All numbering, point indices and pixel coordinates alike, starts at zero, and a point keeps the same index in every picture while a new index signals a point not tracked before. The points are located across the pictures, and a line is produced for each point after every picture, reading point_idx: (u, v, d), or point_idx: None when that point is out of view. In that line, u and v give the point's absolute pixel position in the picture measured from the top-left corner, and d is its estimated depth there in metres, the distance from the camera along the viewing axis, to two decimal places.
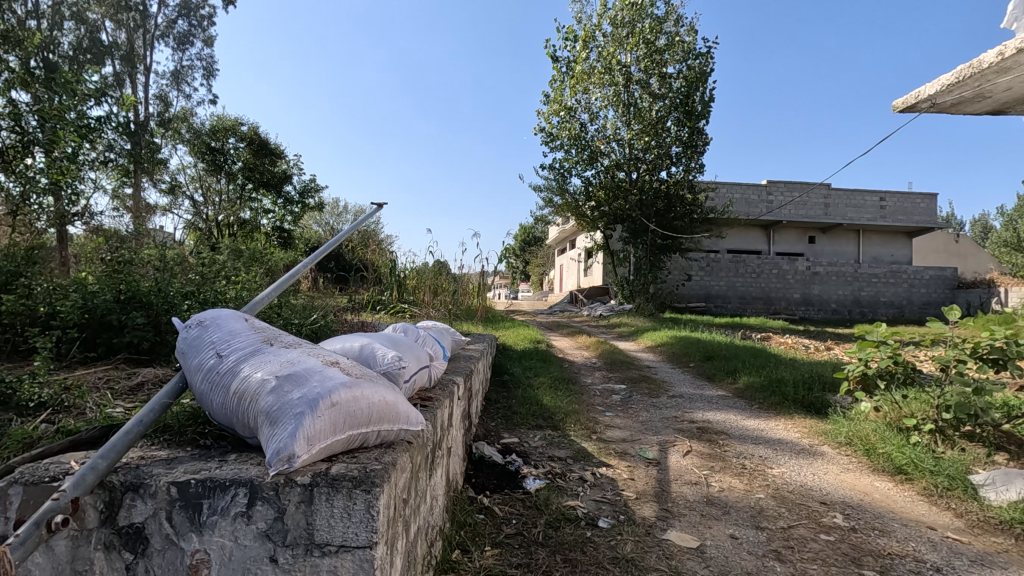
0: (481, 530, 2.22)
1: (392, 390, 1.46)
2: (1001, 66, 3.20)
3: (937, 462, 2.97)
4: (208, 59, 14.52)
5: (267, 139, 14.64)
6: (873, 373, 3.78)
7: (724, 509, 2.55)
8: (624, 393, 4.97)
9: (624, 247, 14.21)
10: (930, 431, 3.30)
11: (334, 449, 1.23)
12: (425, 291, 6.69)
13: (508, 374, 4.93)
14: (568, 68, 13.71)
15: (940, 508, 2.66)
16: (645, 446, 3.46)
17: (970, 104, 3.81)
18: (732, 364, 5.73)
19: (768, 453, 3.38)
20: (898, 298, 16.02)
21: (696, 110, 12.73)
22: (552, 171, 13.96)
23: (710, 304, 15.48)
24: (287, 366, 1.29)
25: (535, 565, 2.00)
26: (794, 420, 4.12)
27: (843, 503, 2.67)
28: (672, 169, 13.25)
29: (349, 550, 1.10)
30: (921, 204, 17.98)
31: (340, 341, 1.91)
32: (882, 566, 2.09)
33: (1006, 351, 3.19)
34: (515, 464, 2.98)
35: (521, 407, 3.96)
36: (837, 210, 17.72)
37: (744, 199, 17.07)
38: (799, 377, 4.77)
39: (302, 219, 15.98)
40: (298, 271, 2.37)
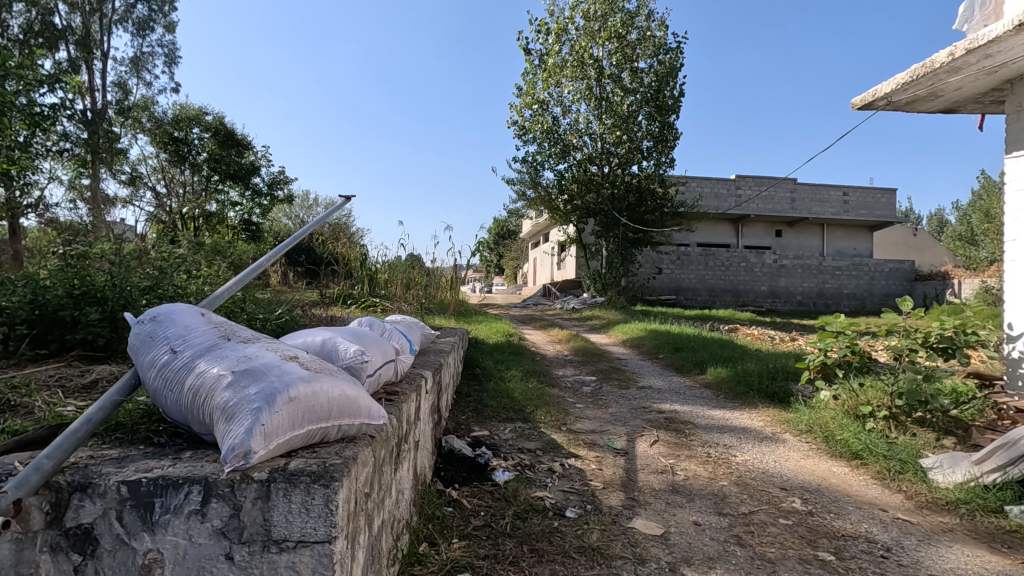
0: (449, 523, 2.23)
1: (354, 384, 1.45)
2: (951, 67, 3.33)
3: (891, 448, 3.09)
4: (171, 45, 13.99)
5: (233, 130, 14.25)
6: (833, 363, 3.93)
7: (689, 497, 2.61)
8: (595, 385, 5.03)
9: (597, 241, 14.38)
10: (884, 417, 3.42)
11: (293, 445, 1.21)
12: (398, 285, 6.63)
13: (480, 367, 4.95)
14: (541, 61, 13.70)
15: (891, 490, 2.77)
16: (613, 436, 3.51)
17: (923, 103, 3.96)
18: (700, 355, 5.86)
19: (732, 441, 3.47)
20: (860, 290, 16.57)
21: (667, 104, 12.89)
22: (525, 164, 13.97)
23: (681, 297, 15.75)
24: (244, 362, 1.26)
25: (502, 556, 2.01)
26: (759, 409, 4.23)
27: (801, 488, 2.76)
28: (644, 164, 13.37)
29: (307, 546, 1.10)
30: (882, 199, 18.54)
31: (302, 335, 1.87)
32: (835, 547, 2.17)
33: (955, 340, 3.38)
34: (484, 457, 2.99)
35: (492, 400, 3.98)
36: (803, 204, 18.17)
37: (714, 194, 17.37)
38: (763, 367, 4.91)
39: (271, 212, 15.68)
40: (265, 264, 2.32)
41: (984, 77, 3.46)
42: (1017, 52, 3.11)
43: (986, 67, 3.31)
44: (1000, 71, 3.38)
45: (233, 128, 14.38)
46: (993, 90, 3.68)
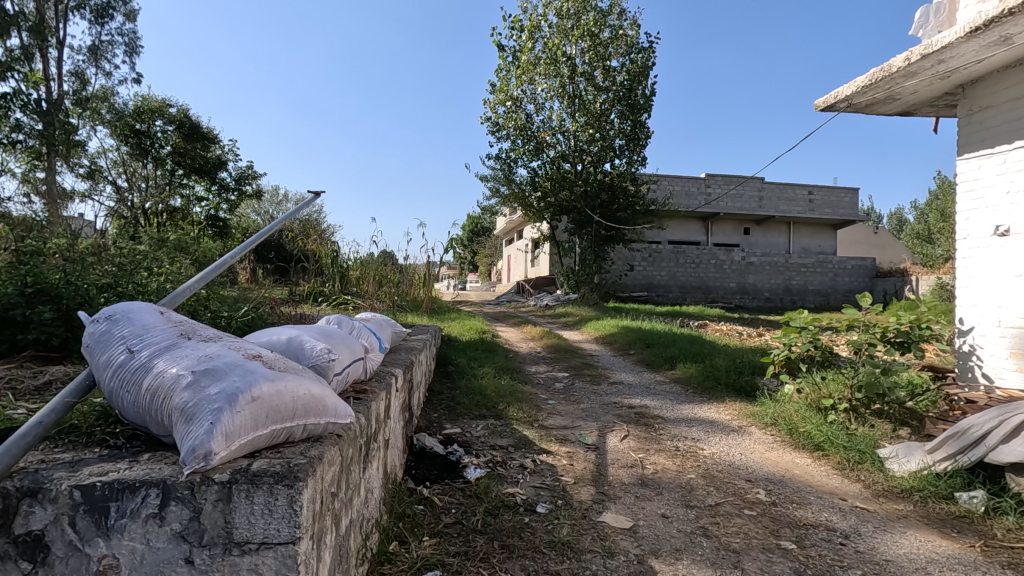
0: (420, 521, 2.22)
1: (320, 382, 1.43)
2: (908, 71, 3.45)
3: (851, 439, 3.20)
4: (131, 34, 13.49)
5: (198, 123, 13.87)
6: (796, 357, 4.05)
7: (657, 490, 2.65)
8: (567, 381, 5.07)
9: (570, 239, 14.47)
10: (844, 409, 3.53)
11: (256, 445, 1.19)
12: (370, 282, 6.56)
13: (452, 365, 4.94)
14: (514, 58, 13.68)
15: (850, 480, 2.87)
16: (585, 432, 3.54)
17: (881, 105, 4.09)
18: (671, 351, 5.96)
19: (700, 435, 3.54)
20: (824, 286, 17.10)
21: (639, 103, 13.03)
22: (498, 161, 13.95)
23: (652, 294, 15.97)
24: (205, 361, 1.23)
25: (472, 553, 2.02)
26: (726, 403, 4.33)
27: (766, 479, 2.84)
28: (616, 162, 13.50)
29: (271, 547, 1.08)
30: (845, 199, 19.13)
31: (267, 333, 1.84)
32: (797, 536, 2.23)
33: (911, 334, 3.54)
34: (456, 454, 2.98)
35: (464, 398, 3.98)
36: (770, 203, 18.62)
37: (685, 192, 17.65)
38: (731, 363, 5.03)
39: (239, 207, 15.39)
40: (230, 260, 2.27)
41: (938, 82, 3.60)
42: (969, 57, 3.24)
43: (939, 72, 3.45)
44: (952, 76, 3.52)
45: (199, 121, 13.99)
46: (946, 94, 3.83)
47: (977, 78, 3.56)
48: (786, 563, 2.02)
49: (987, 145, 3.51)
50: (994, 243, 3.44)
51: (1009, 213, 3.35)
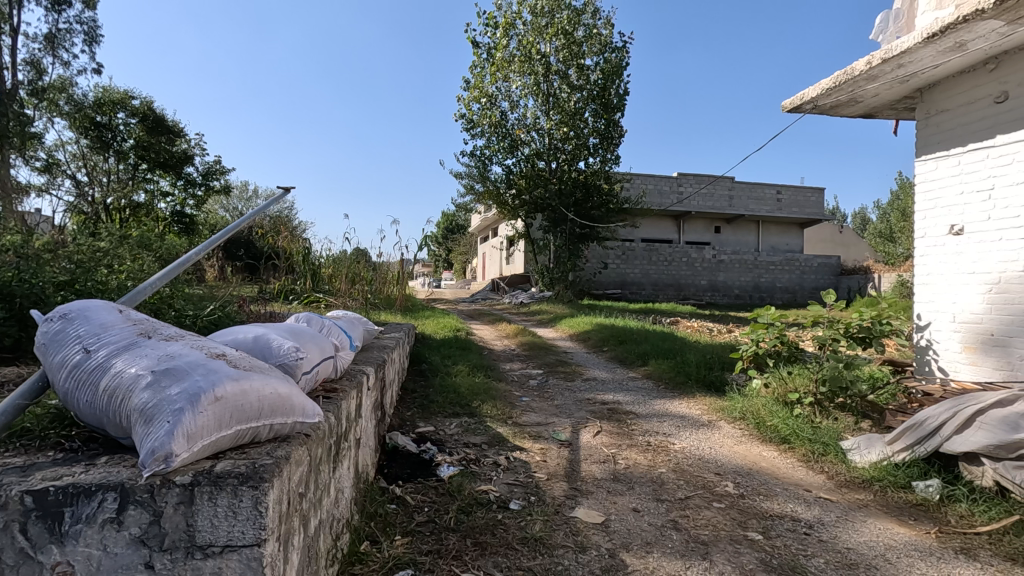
0: (392, 520, 2.20)
1: (287, 382, 1.40)
2: (869, 74, 3.55)
3: (815, 432, 3.29)
4: (90, 23, 13.00)
5: (163, 116, 13.46)
6: (763, 353, 4.15)
7: (629, 484, 2.68)
8: (541, 378, 5.09)
9: (545, 236, 14.53)
10: (809, 403, 3.62)
11: (220, 446, 1.17)
12: (342, 280, 6.47)
13: (426, 363, 4.92)
14: (488, 55, 13.64)
15: (815, 471, 2.95)
16: (558, 428, 3.56)
17: (845, 107, 4.21)
18: (643, 348, 6.04)
19: (671, 429, 3.60)
20: (791, 284, 17.53)
21: (613, 102, 13.13)
22: (473, 158, 13.90)
23: (626, 291, 16.15)
24: (166, 361, 1.20)
25: (445, 551, 2.01)
26: (697, 398, 4.41)
27: (734, 472, 2.90)
28: (590, 160, 13.59)
29: (235, 550, 1.06)
30: (812, 198, 19.66)
31: (233, 331, 1.79)
32: (763, 527, 2.29)
33: (871, 329, 3.67)
34: (429, 453, 2.97)
35: (438, 396, 3.96)
36: (740, 202, 19.01)
37: (657, 190, 17.89)
38: (702, 359, 5.12)
39: (206, 202, 15.06)
40: (195, 256, 2.20)
41: (897, 86, 3.72)
42: (926, 62, 3.36)
43: (899, 76, 3.56)
44: (911, 80, 3.65)
45: (163, 114, 13.57)
46: (905, 97, 3.96)
47: (934, 82, 3.69)
48: (753, 553, 2.06)
49: (943, 147, 3.65)
50: (950, 242, 3.58)
51: (964, 213, 3.49)
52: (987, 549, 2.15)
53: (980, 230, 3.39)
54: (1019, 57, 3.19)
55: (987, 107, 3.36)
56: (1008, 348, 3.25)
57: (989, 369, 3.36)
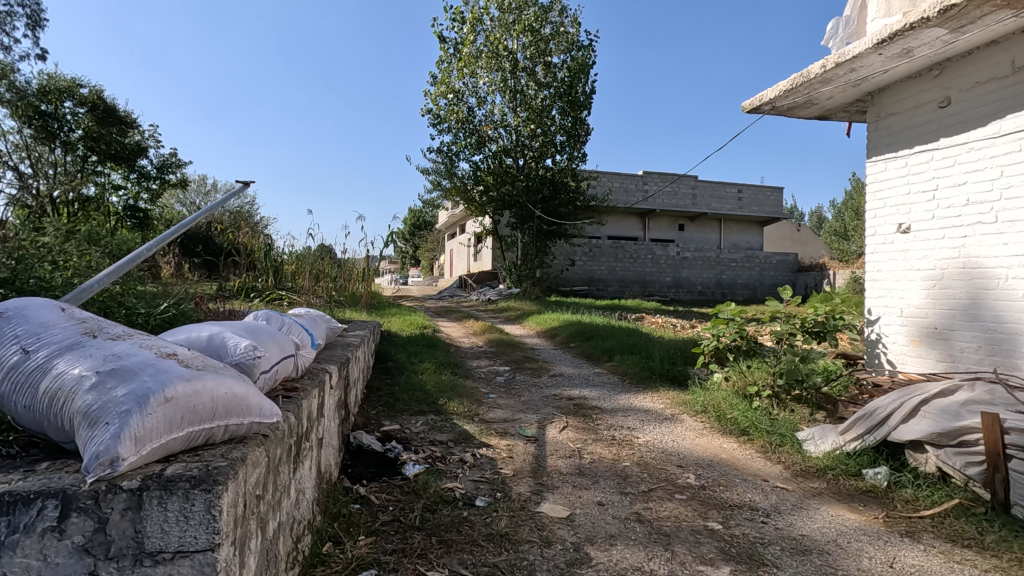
0: (356, 520, 2.17)
1: (243, 381, 1.36)
2: (823, 77, 3.68)
3: (773, 424, 3.40)
4: (34, 6, 12.31)
5: (114, 106, 12.88)
6: (724, 347, 4.27)
7: (594, 478, 2.72)
8: (508, 375, 5.10)
9: (512, 233, 14.54)
10: (767, 395, 3.74)
11: (170, 448, 1.13)
12: (306, 277, 6.33)
13: (392, 361, 4.86)
14: (455, 50, 13.53)
15: (772, 462, 3.05)
16: (525, 425, 3.57)
17: (800, 109, 4.35)
18: (609, 344, 6.12)
19: (636, 424, 3.66)
20: (752, 280, 18.05)
21: (579, 100, 13.22)
22: (440, 153, 13.78)
23: (593, 288, 16.32)
24: (113, 360, 1.15)
25: (410, 549, 1.99)
26: (660, 392, 4.50)
27: (696, 464, 2.96)
28: (557, 157, 13.65)
29: (187, 555, 1.02)
30: (771, 197, 20.27)
31: (186, 330, 1.73)
32: (723, 517, 2.35)
33: (826, 324, 3.82)
34: (394, 451, 2.94)
35: (404, 394, 3.92)
36: (703, 200, 19.44)
37: (623, 188, 18.13)
38: (666, 355, 5.23)
39: (162, 196, 14.51)
40: (148, 250, 2.12)
41: (850, 89, 3.86)
42: (876, 67, 3.50)
43: (851, 80, 3.70)
44: (862, 84, 3.79)
45: (115, 104, 12.98)
46: (857, 100, 4.11)
47: (884, 86, 3.83)
48: (713, 543, 2.12)
49: (892, 149, 3.80)
50: (898, 240, 3.74)
51: (910, 212, 3.65)
52: (930, 532, 2.27)
53: (925, 229, 3.55)
54: (961, 64, 3.35)
55: (932, 111, 3.52)
56: (949, 341, 3.42)
57: (932, 361, 3.53)
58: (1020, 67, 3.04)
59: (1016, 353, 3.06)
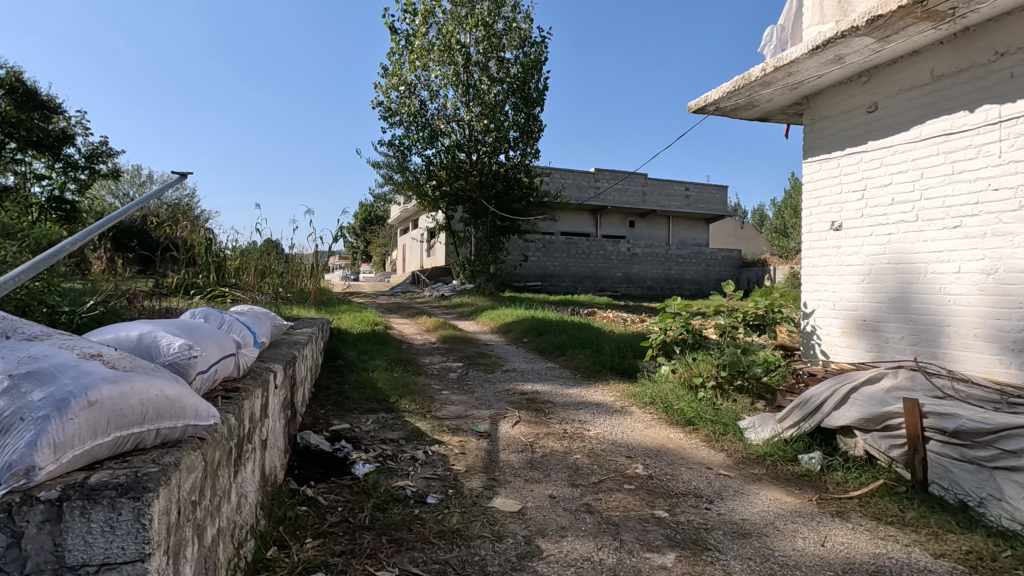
0: (302, 523, 2.11)
1: (177, 382, 1.29)
2: (764, 80, 3.83)
3: (716, 413, 3.54)
4: None
5: (36, 90, 12.00)
6: (671, 340, 4.41)
7: (545, 472, 2.75)
8: (461, 371, 5.09)
9: (466, 229, 14.48)
10: (712, 386, 3.89)
11: (94, 455, 1.06)
12: (250, 273, 6.09)
13: (342, 358, 4.76)
14: (407, 42, 13.30)
15: (716, 450, 3.17)
16: (477, 420, 3.57)
17: (742, 111, 4.51)
18: (561, 339, 6.20)
19: (587, 417, 3.72)
20: (698, 275, 18.68)
21: (532, 96, 13.26)
22: (391, 147, 13.53)
23: (546, 283, 16.47)
24: (27, 363, 1.06)
25: (359, 550, 1.95)
26: (611, 385, 4.60)
27: (644, 454, 3.05)
28: (510, 153, 13.65)
29: (113, 568, 0.97)
30: (716, 195, 21.01)
31: (114, 329, 1.62)
32: (670, 505, 2.43)
33: (765, 317, 4.00)
34: (343, 451, 2.88)
35: (354, 392, 3.84)
36: (653, 198, 19.95)
37: (575, 185, 18.38)
38: (616, 349, 5.35)
39: (91, 187, 13.63)
40: (77, 240, 1.99)
41: (788, 92, 4.03)
42: (811, 72, 3.67)
43: (789, 84, 3.87)
44: (799, 88, 3.97)
45: (37, 88, 12.09)
46: (794, 104, 4.30)
47: (819, 90, 4.03)
48: (659, 530, 2.18)
49: (825, 150, 4.01)
50: (830, 237, 3.96)
51: (842, 210, 3.87)
52: (858, 511, 2.41)
53: (856, 227, 3.77)
54: (887, 72, 3.56)
55: (862, 116, 3.72)
56: (875, 332, 3.65)
57: (862, 350, 3.75)
58: (939, 75, 3.27)
59: (935, 342, 3.29)
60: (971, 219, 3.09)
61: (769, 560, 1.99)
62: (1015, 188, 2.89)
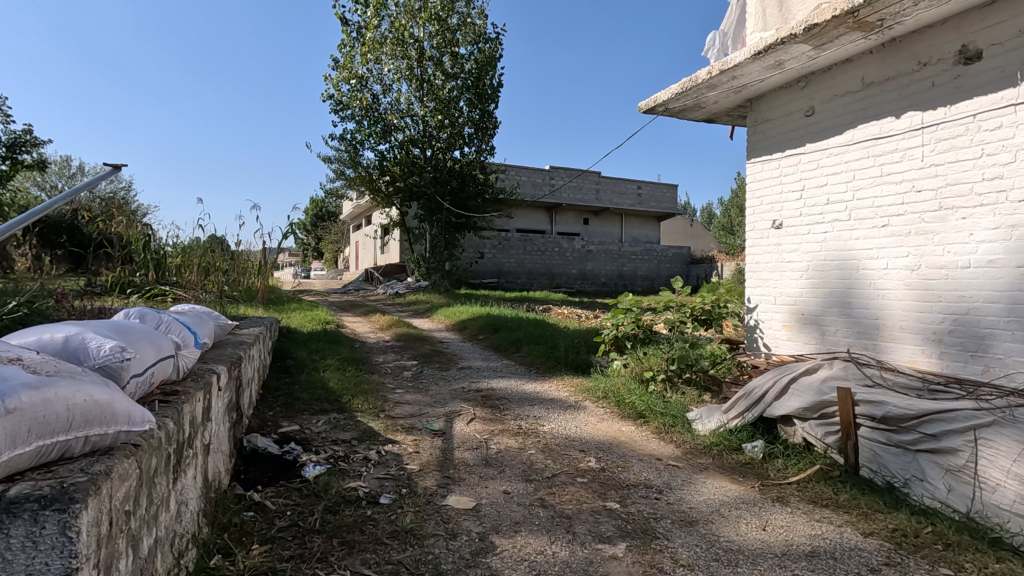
0: (249, 529, 2.04)
1: (107, 386, 1.22)
2: (710, 83, 3.95)
3: (666, 406, 3.64)
4: None
5: None
6: (623, 336, 4.52)
7: (500, 468, 2.76)
8: (415, 369, 5.04)
9: (420, 225, 14.32)
10: (662, 379, 4.00)
11: (12, 464, 0.99)
12: (193, 271, 5.83)
13: (291, 358, 4.62)
14: (359, 34, 13.01)
15: (666, 441, 3.27)
16: (432, 418, 3.55)
17: (690, 112, 4.64)
18: (517, 335, 6.23)
19: (541, 412, 3.76)
20: (650, 272, 19.15)
21: (487, 93, 13.23)
22: (343, 141, 13.21)
23: (502, 280, 16.52)
24: None
25: (308, 554, 1.90)
26: (565, 380, 4.65)
27: (597, 448, 3.11)
28: (465, 150, 13.58)
29: None
30: (667, 194, 21.58)
31: (36, 331, 1.52)
32: (620, 496, 2.48)
33: (712, 312, 4.16)
34: (293, 453, 2.80)
35: (304, 393, 3.74)
36: (606, 196, 20.30)
37: (530, 182, 18.49)
38: (571, 345, 5.43)
39: (13, 179, 12.70)
40: (0, 232, 1.86)
41: (732, 95, 4.18)
42: (754, 76, 3.82)
43: (733, 87, 4.01)
44: (743, 91, 4.12)
45: None
46: (738, 106, 4.47)
47: (761, 94, 4.19)
48: (611, 521, 2.23)
49: (766, 152, 4.18)
50: (772, 235, 4.14)
51: (782, 209, 4.05)
52: (796, 496, 2.54)
53: (795, 225, 3.95)
54: (822, 78, 3.74)
55: (800, 119, 3.91)
56: (814, 325, 3.84)
57: (802, 343, 3.94)
58: (869, 83, 3.46)
59: (866, 334, 3.50)
60: (897, 219, 3.30)
61: (715, 545, 2.07)
62: (937, 190, 3.10)
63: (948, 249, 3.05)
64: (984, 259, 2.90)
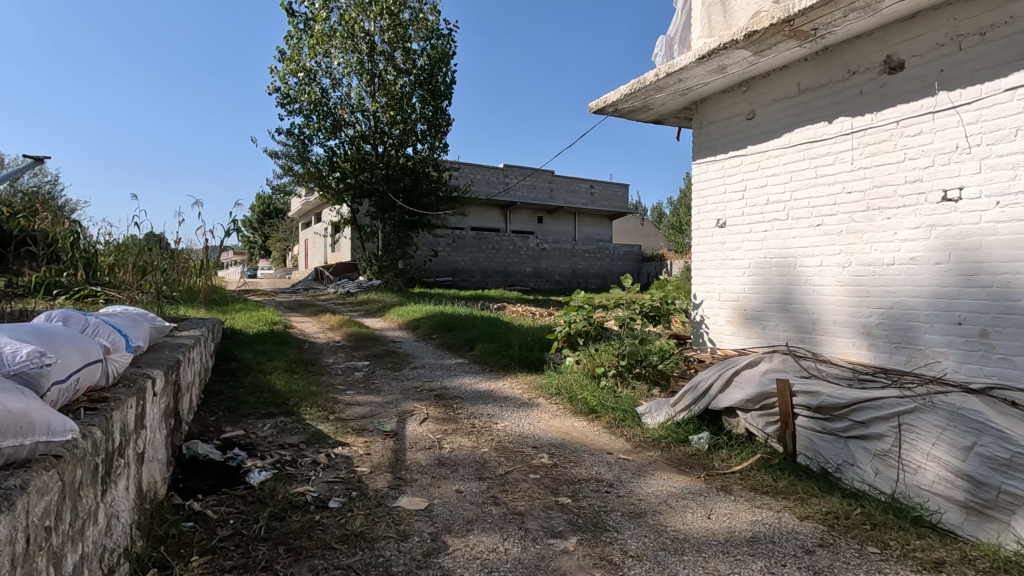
0: (188, 539, 1.95)
1: (23, 394, 1.14)
2: (657, 85, 4.05)
3: (617, 401, 3.72)
4: None
5: None
6: (575, 333, 4.58)
7: (453, 467, 2.75)
8: (367, 370, 4.94)
9: (372, 223, 14.05)
10: (613, 375, 4.08)
11: None
12: (127, 271, 5.50)
13: (235, 361, 4.44)
14: (306, 26, 12.64)
15: (617, 436, 3.33)
16: (384, 419, 3.49)
17: (638, 113, 4.74)
18: (471, 334, 6.20)
19: (495, 410, 3.76)
20: (602, 269, 19.50)
21: (440, 90, 13.11)
22: (291, 136, 12.79)
23: (457, 278, 16.42)
24: None
25: (253, 563, 1.84)
26: (519, 378, 4.67)
27: (549, 444, 3.14)
28: (418, 147, 13.41)
29: None
30: (619, 194, 22.02)
31: None
32: (572, 491, 2.52)
33: (660, 308, 4.28)
34: (236, 459, 2.69)
35: (249, 396, 3.60)
36: (560, 194, 20.51)
37: (485, 180, 18.48)
38: (524, 342, 5.45)
39: None
40: None
41: (679, 98, 4.30)
42: (699, 79, 3.94)
43: (679, 89, 4.12)
44: (688, 94, 4.24)
45: None
46: (684, 108, 4.60)
47: (706, 97, 4.32)
48: (563, 516, 2.26)
49: (710, 153, 4.33)
50: (715, 233, 4.29)
51: (725, 209, 4.20)
52: (739, 484, 2.65)
53: (737, 224, 4.11)
54: (762, 83, 3.90)
55: (741, 122, 4.06)
56: (756, 321, 4.01)
57: (744, 337, 4.10)
58: (805, 89, 3.63)
59: (803, 329, 3.68)
60: (830, 218, 3.48)
61: (662, 535, 2.13)
62: (865, 192, 3.29)
63: (875, 248, 3.24)
64: (906, 257, 3.10)
